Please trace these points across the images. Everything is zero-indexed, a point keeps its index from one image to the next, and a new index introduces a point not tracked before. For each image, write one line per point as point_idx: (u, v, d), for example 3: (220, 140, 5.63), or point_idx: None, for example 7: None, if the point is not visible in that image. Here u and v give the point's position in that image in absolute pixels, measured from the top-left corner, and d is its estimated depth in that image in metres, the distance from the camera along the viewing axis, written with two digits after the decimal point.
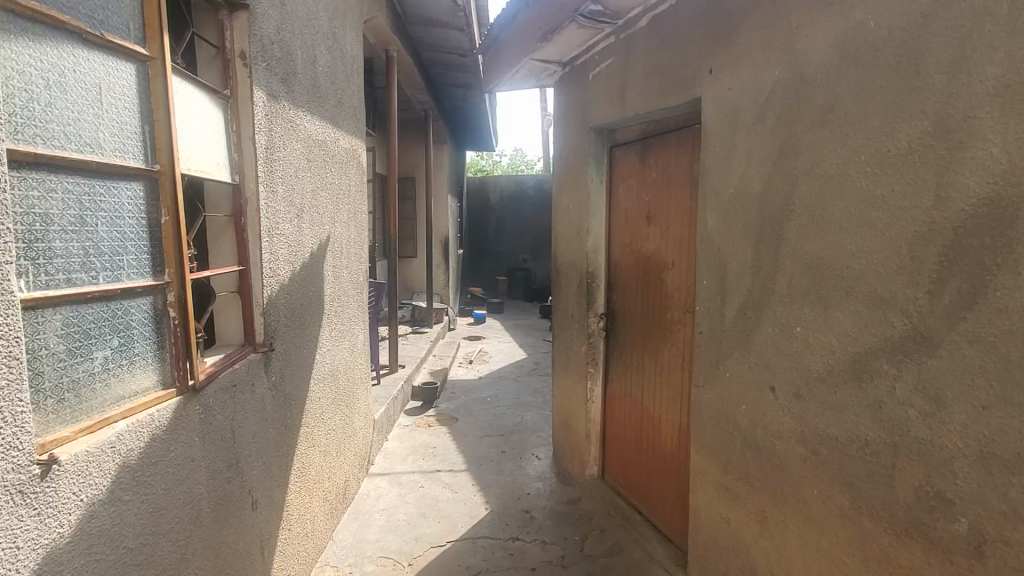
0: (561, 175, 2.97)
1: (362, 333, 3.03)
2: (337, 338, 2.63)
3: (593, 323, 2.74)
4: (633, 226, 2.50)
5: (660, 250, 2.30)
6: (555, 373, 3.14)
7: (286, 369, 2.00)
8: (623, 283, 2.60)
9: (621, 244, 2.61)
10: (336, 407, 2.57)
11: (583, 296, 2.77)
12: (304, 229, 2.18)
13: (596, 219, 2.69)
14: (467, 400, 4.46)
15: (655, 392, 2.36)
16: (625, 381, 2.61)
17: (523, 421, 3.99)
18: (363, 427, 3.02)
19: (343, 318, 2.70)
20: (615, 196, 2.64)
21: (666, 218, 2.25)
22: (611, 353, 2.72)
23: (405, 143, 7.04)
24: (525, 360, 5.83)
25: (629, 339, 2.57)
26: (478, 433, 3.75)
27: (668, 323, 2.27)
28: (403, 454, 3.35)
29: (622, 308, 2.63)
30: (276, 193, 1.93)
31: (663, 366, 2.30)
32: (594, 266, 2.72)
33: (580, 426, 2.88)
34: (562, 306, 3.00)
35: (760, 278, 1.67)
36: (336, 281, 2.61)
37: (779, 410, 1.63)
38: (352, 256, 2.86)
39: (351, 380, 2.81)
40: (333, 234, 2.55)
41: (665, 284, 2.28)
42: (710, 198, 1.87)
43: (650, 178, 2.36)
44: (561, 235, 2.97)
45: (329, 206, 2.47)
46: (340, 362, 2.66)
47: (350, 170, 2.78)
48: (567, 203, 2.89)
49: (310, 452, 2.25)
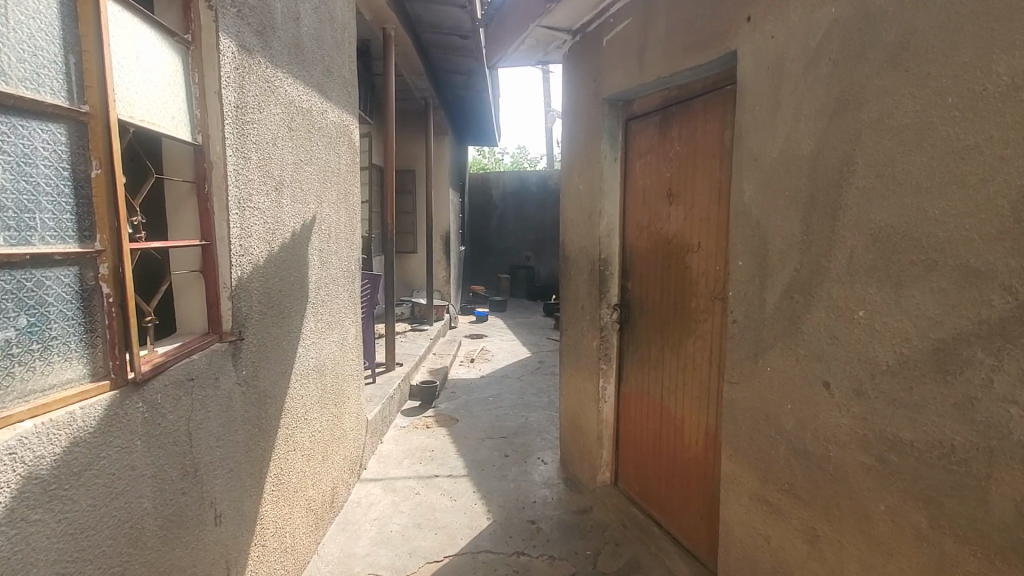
0: (570, 155, 2.72)
1: (354, 326, 2.78)
2: (325, 331, 2.38)
3: (606, 315, 2.49)
4: (651, 205, 2.25)
5: (683, 232, 2.05)
6: (564, 370, 2.88)
7: (261, 363, 1.75)
8: (640, 270, 2.35)
9: (637, 227, 2.35)
10: (322, 406, 2.32)
11: (594, 286, 2.51)
12: (285, 205, 1.93)
13: (610, 200, 2.44)
14: (468, 401, 4.20)
15: (678, 391, 2.11)
16: (642, 379, 2.36)
17: (528, 423, 3.73)
18: (354, 428, 2.78)
19: (332, 308, 2.45)
20: (631, 174, 2.38)
21: (691, 194, 2.00)
22: (626, 347, 2.47)
23: (406, 135, 6.80)
24: (529, 359, 5.57)
25: (646, 332, 2.32)
26: (480, 435, 3.49)
27: (693, 313, 2.01)
28: (399, 458, 3.10)
29: (637, 298, 2.38)
30: (249, 161, 1.68)
31: (687, 362, 2.05)
32: (607, 252, 2.46)
33: (591, 428, 2.63)
34: (572, 297, 2.75)
35: (811, 254, 1.42)
36: (325, 268, 2.35)
37: (834, 410, 1.38)
38: (344, 242, 2.60)
39: (340, 378, 2.56)
40: (321, 215, 2.30)
41: (689, 270, 2.03)
42: (747, 165, 1.62)
43: (672, 151, 2.11)
44: (571, 220, 2.72)
45: (316, 184, 2.22)
46: (328, 357, 2.40)
47: (341, 147, 2.53)
48: (578, 184, 2.64)
49: (291, 457, 2.00)
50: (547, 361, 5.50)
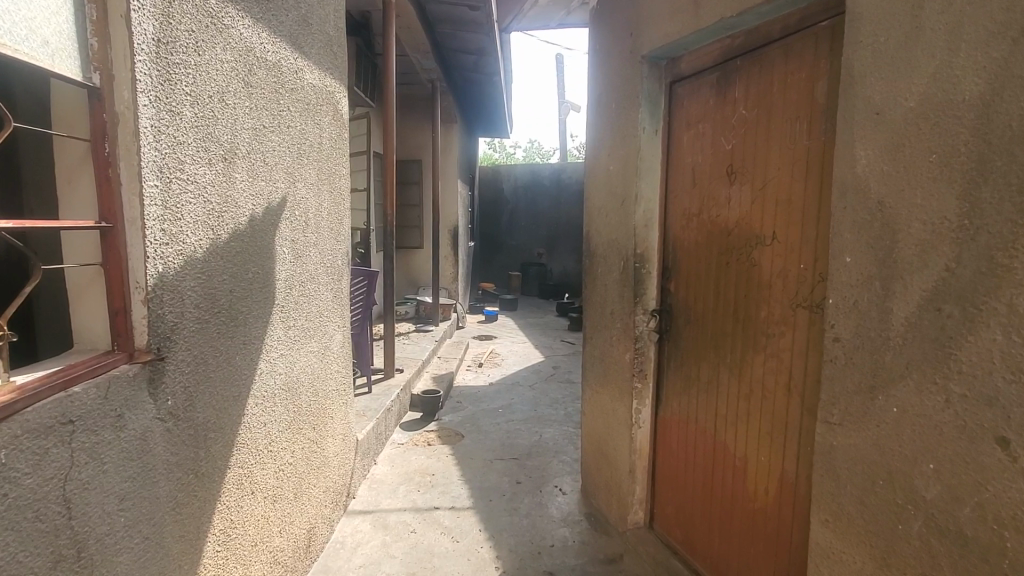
0: (598, 131, 2.26)
1: (342, 333, 2.35)
2: (303, 341, 1.95)
3: (642, 324, 2.04)
4: (702, 187, 1.78)
5: (751, 220, 1.59)
6: (589, 387, 2.43)
7: (199, 388, 1.32)
8: (686, 268, 1.89)
9: (682, 214, 1.89)
10: (295, 434, 1.88)
11: (628, 288, 2.06)
12: (238, 181, 1.49)
13: (648, 182, 1.97)
14: (475, 413, 3.76)
15: (741, 422, 1.66)
16: (688, 403, 1.91)
17: (543, 442, 3.29)
18: (340, 453, 2.35)
19: (312, 312, 2.02)
20: (676, 149, 1.91)
21: (765, 171, 1.53)
22: (668, 362, 2.02)
23: (411, 122, 6.37)
24: (542, 364, 5.14)
25: (695, 345, 1.87)
26: (488, 456, 3.05)
27: (765, 324, 1.56)
28: (394, 484, 2.67)
29: (683, 302, 1.92)
30: (177, 117, 1.24)
31: (755, 386, 1.60)
32: (644, 247, 2.00)
33: (621, 459, 2.18)
34: (599, 301, 2.29)
35: (976, 247, 0.95)
36: (301, 264, 1.91)
37: (1017, 481, 0.91)
38: (329, 234, 2.17)
39: (321, 396, 2.13)
40: (297, 197, 1.87)
41: (759, 268, 1.57)
42: (862, 123, 1.16)
43: (734, 116, 1.65)
44: (599, 210, 2.26)
45: (287, 159, 1.79)
46: (305, 372, 1.96)
47: (323, 116, 2.09)
48: (607, 165, 2.18)
49: (248, 504, 1.57)
50: (562, 367, 5.05)
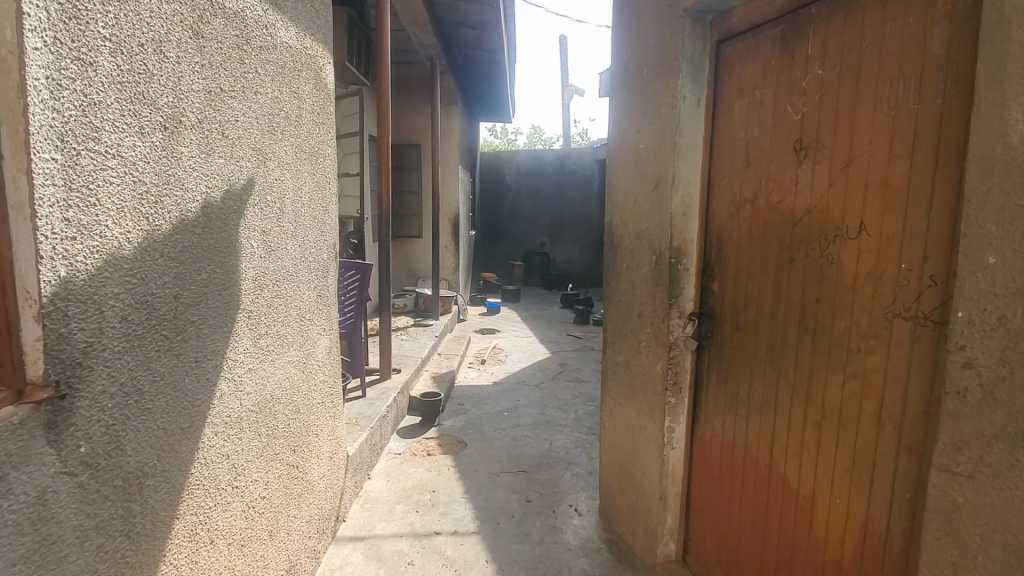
0: (625, 103, 1.93)
1: (328, 337, 2.04)
2: (278, 350, 1.64)
3: (678, 329, 1.73)
4: (759, 167, 1.47)
5: (829, 207, 1.28)
6: (612, 398, 2.13)
7: (130, 425, 1.02)
8: (735, 264, 1.58)
9: (731, 199, 1.58)
10: (269, 462, 1.58)
11: (661, 287, 1.75)
12: (185, 157, 1.18)
13: (689, 161, 1.65)
14: (478, 418, 3.47)
15: (808, 453, 1.37)
16: (734, 424, 1.61)
17: (553, 451, 2.99)
18: (328, 474, 2.06)
19: (290, 315, 1.71)
20: (724, 122, 1.60)
21: (852, 146, 1.23)
22: (708, 374, 1.72)
23: (409, 103, 6.01)
24: (547, 361, 4.85)
25: (744, 357, 1.56)
26: (493, 469, 2.76)
27: (845, 337, 1.26)
28: (389, 504, 2.39)
29: (729, 305, 1.61)
30: (89, 69, 0.92)
31: (830, 412, 1.30)
32: (682, 239, 1.69)
33: (650, 484, 1.88)
34: (624, 302, 1.99)
35: None
36: (275, 259, 1.60)
37: None
38: (310, 223, 1.85)
39: (302, 412, 1.82)
40: (269, 179, 1.56)
41: (838, 267, 1.26)
42: (1020, 77, 0.85)
43: (808, 79, 1.33)
44: (626, 195, 1.94)
45: (255, 133, 1.47)
46: (281, 387, 1.66)
47: (302, 83, 1.76)
48: (637, 142, 1.85)
49: (205, 558, 1.27)
50: (569, 364, 4.76)
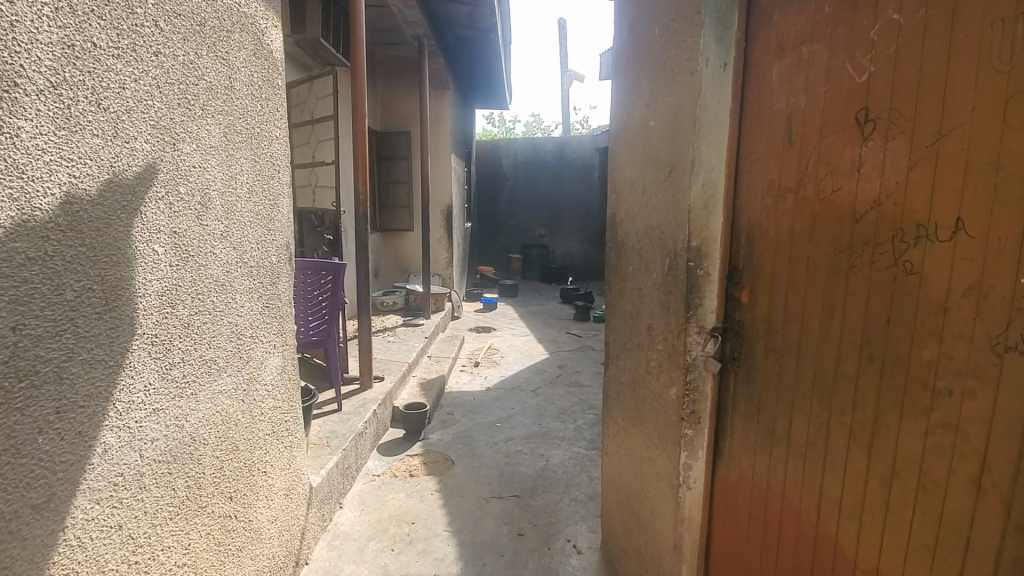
0: (633, 72, 1.59)
1: (280, 354, 1.72)
2: (204, 379, 1.33)
3: (696, 347, 1.41)
4: (806, 146, 1.15)
5: (908, 198, 0.96)
6: (616, 423, 1.81)
7: None
8: (772, 269, 1.25)
9: (767, 189, 1.25)
10: (189, 520, 1.28)
11: (676, 296, 1.43)
12: (30, 134, 0.86)
13: (712, 141, 1.33)
14: (469, 429, 3.17)
15: (871, 519, 1.05)
16: (770, 466, 1.29)
17: (549, 470, 2.68)
18: (283, 516, 1.75)
19: (221, 334, 1.39)
20: (759, 90, 1.27)
21: (945, 115, 0.91)
22: (734, 404, 1.40)
23: (397, 87, 5.66)
24: (545, 362, 4.54)
25: (782, 387, 1.24)
26: (482, 493, 2.45)
27: (929, 372, 0.94)
28: (361, 541, 2.08)
29: (764, 320, 1.29)
30: None
31: (903, 469, 0.99)
32: (702, 238, 1.37)
33: (662, 529, 1.57)
34: (630, 311, 1.67)
35: None
36: (194, 266, 1.28)
37: None
38: (250, 220, 1.53)
39: (243, 448, 1.51)
40: (183, 165, 1.24)
41: (920, 279, 0.94)
42: None
43: (879, 27, 1.00)
44: (632, 184, 1.61)
45: (154, 105, 1.15)
46: (208, 425, 1.34)
47: (235, 47, 1.44)
48: (647, 119, 1.52)
49: None
50: (568, 366, 4.44)
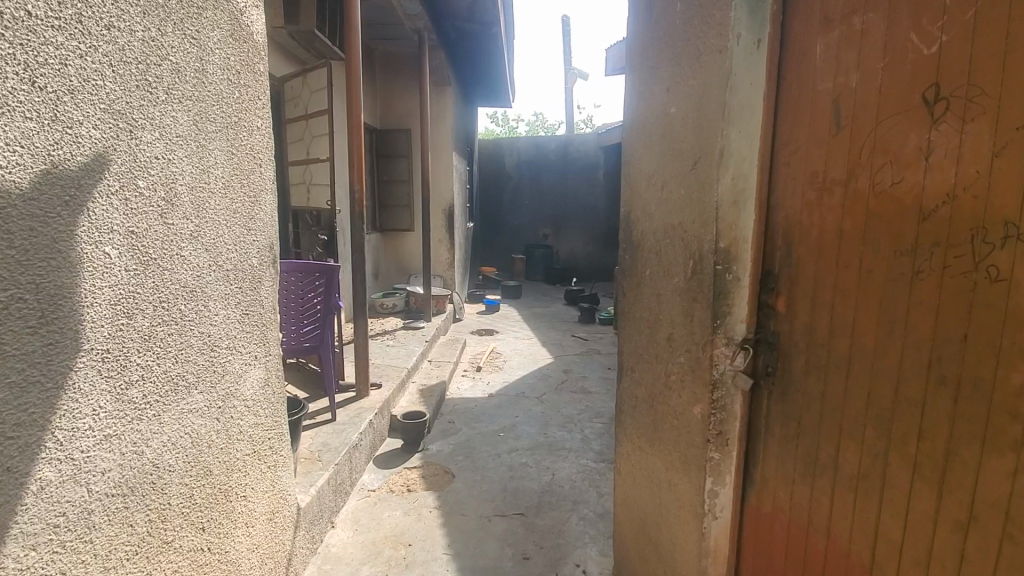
0: (651, 54, 1.43)
1: (262, 366, 1.57)
2: (170, 398, 1.18)
3: (724, 361, 1.25)
4: (858, 131, 0.99)
5: (991, 191, 0.80)
6: (630, 440, 1.66)
7: None
8: (815, 273, 1.09)
9: (809, 182, 1.09)
10: (151, 558, 1.13)
11: (701, 304, 1.27)
12: None
13: (743, 128, 1.17)
14: (470, 439, 3.01)
15: (941, 568, 0.90)
16: (812, 498, 1.13)
17: (556, 485, 2.52)
18: (266, 542, 1.60)
19: (191, 346, 1.24)
20: (799, 70, 1.11)
21: None
22: (766, 425, 1.25)
23: (397, 84, 5.52)
24: (549, 367, 4.38)
25: (826, 410, 1.09)
26: (484, 511, 2.29)
27: (1019, 400, 0.78)
28: (353, 565, 1.93)
29: (804, 332, 1.13)
30: None
31: (984, 513, 0.83)
32: (731, 238, 1.21)
33: (683, 561, 1.41)
34: (646, 319, 1.51)
35: None
36: (157, 270, 1.13)
37: None
38: (227, 220, 1.38)
39: (219, 472, 1.36)
40: (142, 157, 1.09)
41: (1008, 288, 0.78)
42: None
43: None
44: (649, 178, 1.45)
45: (106, 86, 1.00)
46: (174, 449, 1.20)
47: (206, 25, 1.29)
48: (668, 106, 1.36)
49: None
50: (574, 371, 4.27)
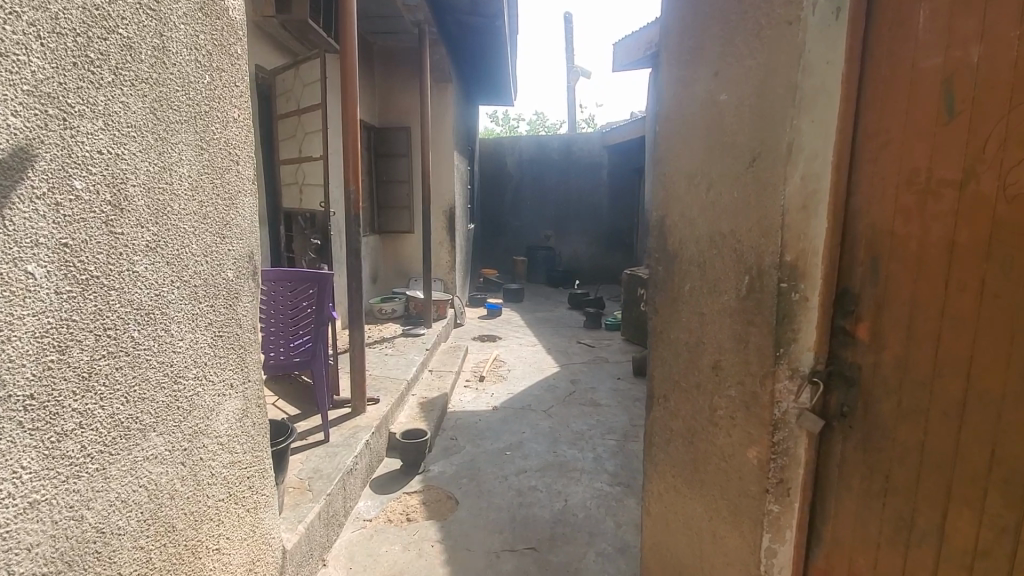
0: (692, 32, 1.22)
1: (239, 397, 1.36)
2: (119, 446, 0.97)
3: (787, 398, 1.06)
4: (981, 120, 0.79)
5: None
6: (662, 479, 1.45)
7: None
8: (914, 296, 0.89)
9: (907, 184, 0.89)
10: None
11: (759, 329, 1.07)
12: None
13: (818, 118, 0.97)
14: (474, 459, 2.80)
15: None
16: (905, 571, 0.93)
17: (569, 513, 2.31)
18: None
19: (147, 380, 1.03)
20: (892, 45, 0.90)
21: None
22: (839, 474, 1.04)
23: (396, 80, 5.31)
24: (556, 377, 4.17)
25: (928, 464, 0.88)
26: (492, 545, 2.08)
27: None
28: None
29: (895, 367, 0.92)
30: None
31: None
32: (800, 252, 1.01)
33: None
34: (682, 342, 1.31)
35: None
36: (101, 291, 0.92)
37: None
38: (195, 227, 1.17)
39: (186, 527, 1.15)
40: (81, 152, 0.88)
41: None
42: None
43: None
44: (689, 179, 1.24)
45: (31, 63, 0.79)
46: (125, 507, 0.99)
47: None
48: (716, 93, 1.15)
49: None
50: (582, 382, 4.06)
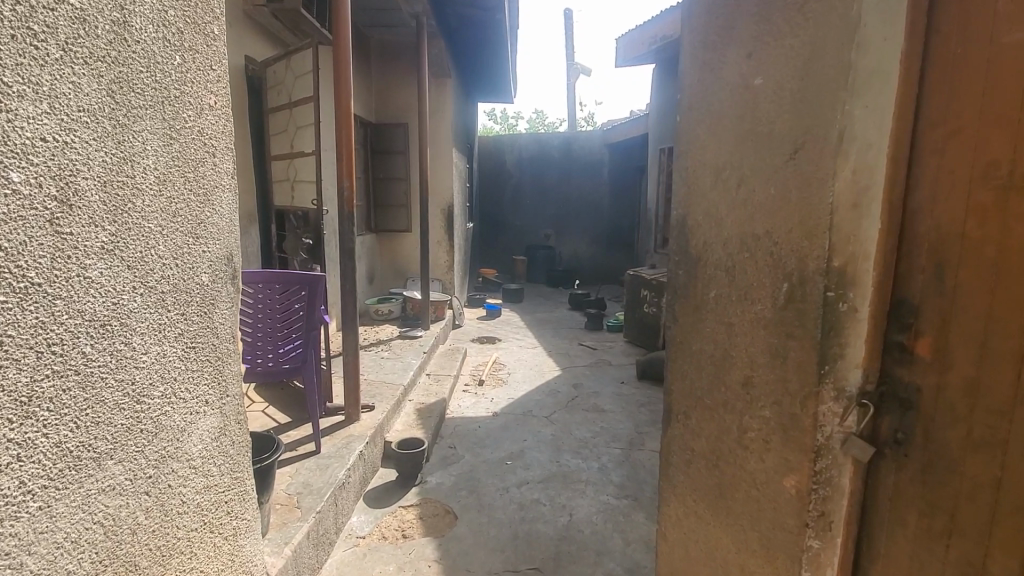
0: (719, 10, 1.09)
1: (216, 414, 1.23)
2: (69, 479, 0.84)
3: (833, 421, 0.94)
4: None
5: None
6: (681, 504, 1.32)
7: None
8: (990, 310, 0.77)
9: (983, 179, 0.77)
10: None
11: (802, 343, 0.96)
12: None
13: (874, 103, 0.84)
14: (473, 469, 2.68)
15: None
16: None
17: (575, 529, 2.18)
18: None
19: (104, 401, 0.90)
20: (965, 18, 0.78)
21: None
22: (890, 510, 0.92)
23: (394, 75, 5.19)
24: (557, 381, 4.05)
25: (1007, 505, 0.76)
26: (493, 565, 1.96)
27: None
28: None
29: (966, 391, 0.80)
30: None
31: None
32: (849, 256, 0.88)
33: None
34: (706, 354, 1.18)
35: None
36: (44, 301, 0.79)
37: None
38: (162, 227, 1.04)
39: (150, 564, 1.02)
40: (21, 138, 0.75)
41: None
42: None
43: None
44: (715, 174, 1.11)
45: None
46: (76, 548, 0.86)
47: None
48: (748, 76, 1.03)
49: None
50: (584, 386, 3.93)
